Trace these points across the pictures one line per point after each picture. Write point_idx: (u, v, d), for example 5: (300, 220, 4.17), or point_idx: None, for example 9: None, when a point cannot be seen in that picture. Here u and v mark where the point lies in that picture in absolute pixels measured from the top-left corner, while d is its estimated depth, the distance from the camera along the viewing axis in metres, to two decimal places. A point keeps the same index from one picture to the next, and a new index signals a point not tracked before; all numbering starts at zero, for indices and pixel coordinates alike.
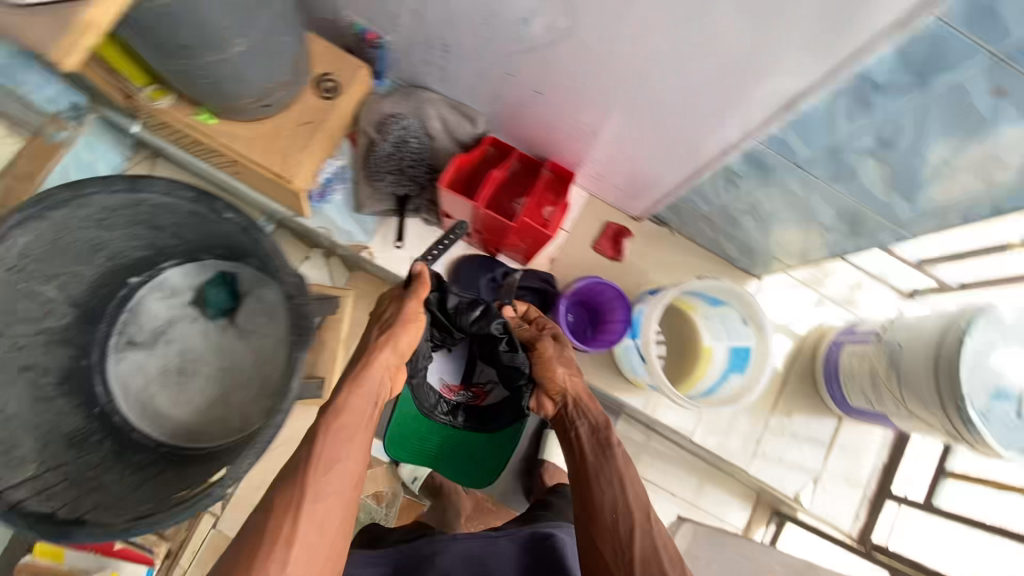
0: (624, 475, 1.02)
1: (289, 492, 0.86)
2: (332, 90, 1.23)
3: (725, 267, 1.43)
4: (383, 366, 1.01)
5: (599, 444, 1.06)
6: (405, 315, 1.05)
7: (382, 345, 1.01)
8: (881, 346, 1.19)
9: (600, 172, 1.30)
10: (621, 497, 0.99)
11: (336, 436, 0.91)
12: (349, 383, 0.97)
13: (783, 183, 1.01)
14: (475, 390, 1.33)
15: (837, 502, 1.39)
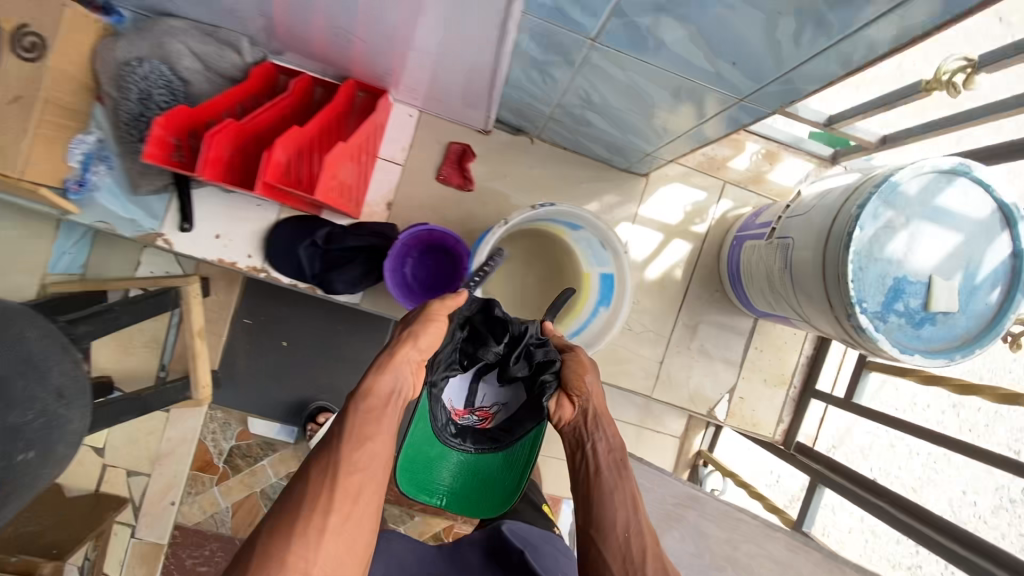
0: (639, 500, 0.78)
1: (329, 463, 0.65)
2: (37, 51, 0.86)
3: (604, 170, 1.19)
4: (407, 361, 0.77)
5: (615, 460, 0.81)
6: (430, 319, 0.82)
7: (402, 343, 0.79)
8: (778, 243, 0.99)
9: (411, 83, 1.02)
10: (636, 522, 0.75)
11: (363, 425, 0.69)
12: (376, 367, 0.75)
13: (594, 65, 0.74)
14: (486, 409, 0.87)
15: (763, 406, 1.27)
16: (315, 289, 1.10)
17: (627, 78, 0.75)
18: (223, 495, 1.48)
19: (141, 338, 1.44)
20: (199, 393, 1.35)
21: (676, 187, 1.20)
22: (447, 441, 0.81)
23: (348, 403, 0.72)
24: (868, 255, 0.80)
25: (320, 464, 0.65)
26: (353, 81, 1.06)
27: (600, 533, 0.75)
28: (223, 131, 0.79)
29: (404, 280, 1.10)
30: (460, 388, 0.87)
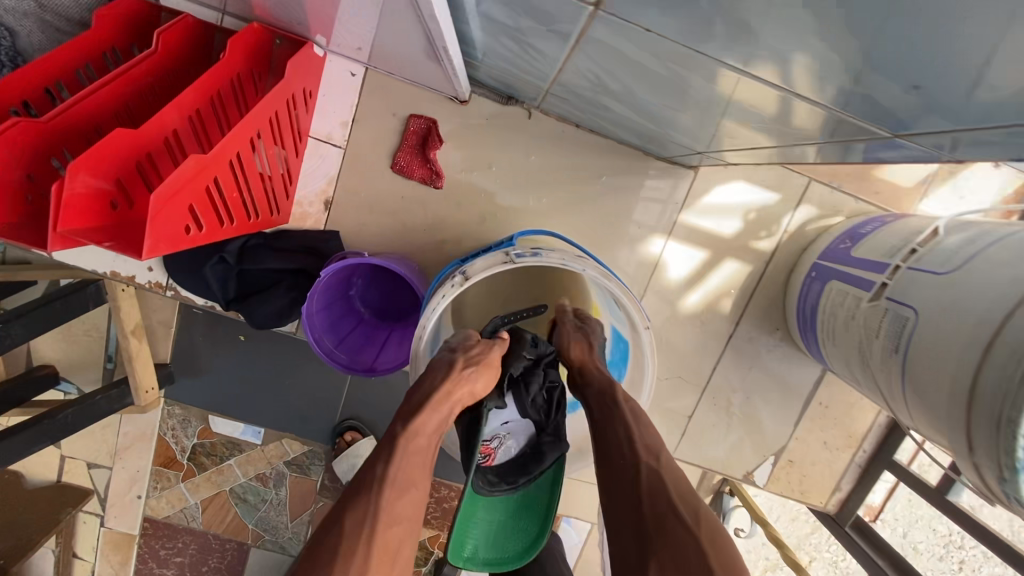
0: (634, 429, 0.60)
1: (367, 514, 0.52)
2: None
3: (634, 159, 0.83)
4: (461, 401, 0.64)
5: (601, 397, 0.65)
6: (491, 356, 0.69)
7: (459, 380, 0.64)
8: (888, 311, 0.64)
9: (345, 32, 0.67)
10: (630, 450, 0.58)
11: (406, 472, 0.57)
12: (434, 401, 0.62)
13: (609, 47, 0.39)
14: (489, 446, 0.73)
15: (822, 467, 0.98)
16: (236, 314, 0.83)
17: (673, 67, 0.40)
18: (190, 491, 1.36)
19: (82, 325, 1.25)
20: (142, 400, 1.16)
21: (737, 186, 0.84)
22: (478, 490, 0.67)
23: (390, 440, 0.59)
24: None
25: (356, 512, 0.52)
26: (258, 25, 0.70)
27: (605, 474, 0.58)
28: None
29: (351, 309, 0.82)
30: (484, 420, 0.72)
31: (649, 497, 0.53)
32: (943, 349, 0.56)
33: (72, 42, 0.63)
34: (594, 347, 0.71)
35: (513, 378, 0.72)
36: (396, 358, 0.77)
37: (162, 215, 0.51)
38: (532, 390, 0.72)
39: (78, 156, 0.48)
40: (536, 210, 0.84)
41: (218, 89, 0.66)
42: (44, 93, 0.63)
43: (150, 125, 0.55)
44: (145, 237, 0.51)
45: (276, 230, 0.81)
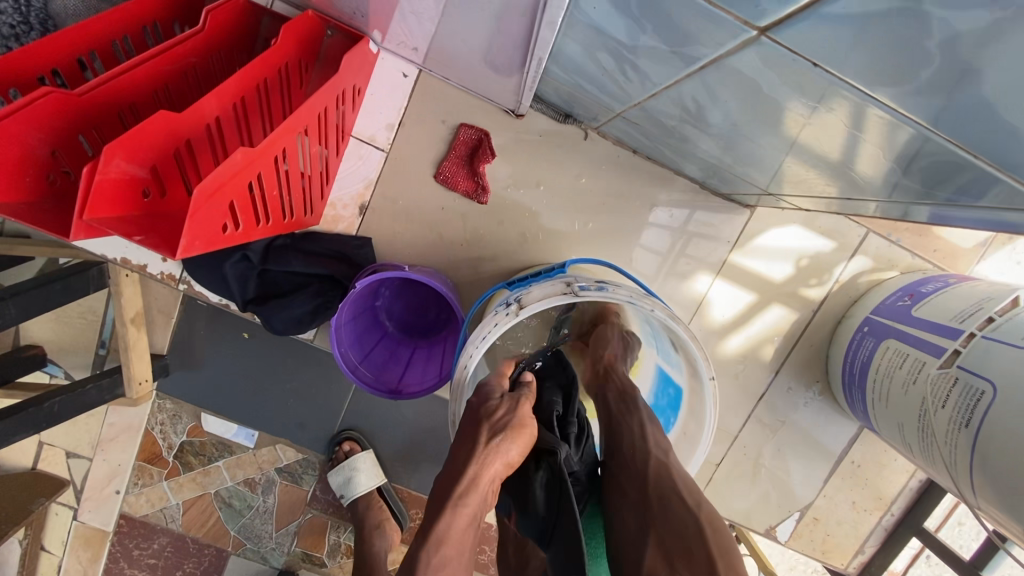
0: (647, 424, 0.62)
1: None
2: None
3: (688, 192, 0.79)
4: (492, 483, 0.53)
5: (621, 396, 0.66)
6: (526, 416, 0.58)
7: (489, 455, 0.53)
8: (957, 379, 0.61)
9: (409, 33, 0.63)
10: (642, 443, 0.60)
11: None
12: (456, 497, 0.51)
13: (735, 74, 0.35)
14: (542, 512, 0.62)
15: (848, 528, 0.94)
16: (252, 316, 0.77)
17: (804, 106, 0.36)
18: (172, 491, 1.29)
19: (76, 306, 1.18)
20: (134, 392, 1.10)
21: (793, 230, 0.80)
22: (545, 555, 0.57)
23: (414, 549, 0.48)
24: None
25: None
26: (312, 13, 0.65)
27: (620, 466, 0.60)
28: (17, 109, 0.43)
29: (376, 323, 0.77)
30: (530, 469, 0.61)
31: (654, 479, 0.56)
32: None
33: (114, 9, 0.58)
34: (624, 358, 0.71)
35: (558, 420, 0.64)
36: (438, 374, 0.72)
37: (200, 212, 0.47)
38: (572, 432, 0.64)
39: (115, 138, 0.43)
40: (579, 233, 0.79)
41: (266, 78, 0.61)
42: (77, 62, 0.58)
43: (192, 111, 0.50)
44: (184, 233, 0.46)
45: (304, 231, 0.76)
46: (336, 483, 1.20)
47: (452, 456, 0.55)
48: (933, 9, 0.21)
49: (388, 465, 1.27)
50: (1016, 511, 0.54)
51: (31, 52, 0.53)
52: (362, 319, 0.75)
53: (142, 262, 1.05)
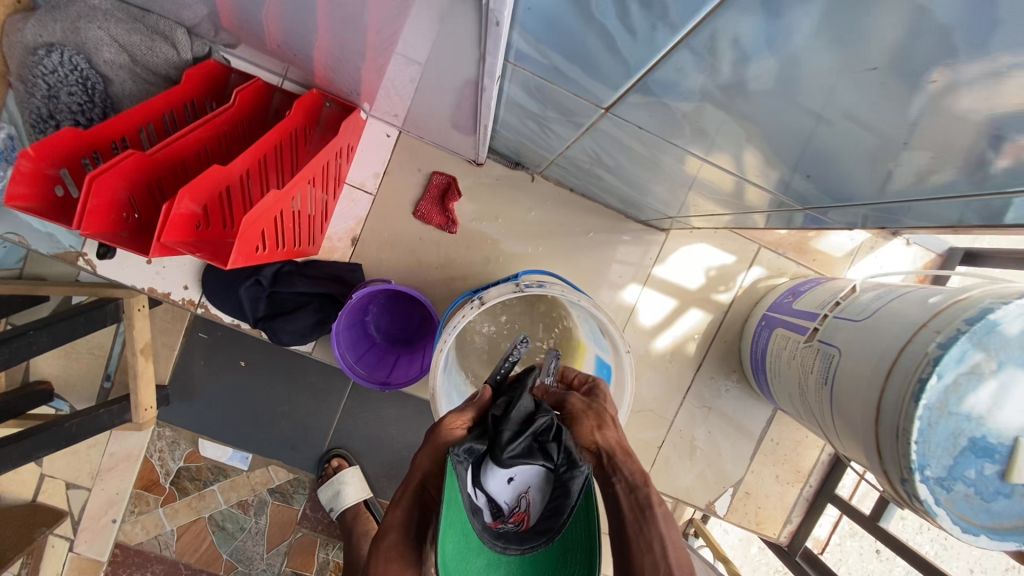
0: (669, 546, 0.58)
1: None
2: None
3: (617, 220, 0.99)
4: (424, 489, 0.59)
5: (637, 502, 0.61)
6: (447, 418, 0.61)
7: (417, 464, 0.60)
8: (815, 348, 0.80)
9: (392, 104, 0.83)
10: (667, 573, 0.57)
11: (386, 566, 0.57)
12: (393, 499, 0.61)
13: (604, 131, 0.55)
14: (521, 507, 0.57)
15: (775, 500, 1.10)
16: (259, 332, 0.92)
17: (653, 150, 0.55)
18: (168, 517, 1.36)
19: (85, 343, 1.30)
20: (140, 417, 1.19)
21: (702, 248, 1.00)
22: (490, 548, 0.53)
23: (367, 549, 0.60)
24: (942, 408, 0.61)
25: None
26: (316, 90, 0.85)
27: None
28: (116, 167, 0.60)
29: (364, 334, 0.92)
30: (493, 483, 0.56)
31: None
32: (857, 377, 0.71)
33: (167, 92, 0.77)
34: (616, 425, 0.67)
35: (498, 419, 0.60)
36: (419, 372, 0.87)
37: (243, 238, 0.64)
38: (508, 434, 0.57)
39: (186, 185, 0.61)
40: (531, 255, 0.98)
41: (282, 140, 0.79)
42: (139, 132, 0.76)
43: (234, 164, 0.68)
44: (232, 252, 0.63)
45: (305, 260, 0.92)
46: (326, 498, 1.30)
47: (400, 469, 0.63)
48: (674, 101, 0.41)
49: (374, 480, 1.38)
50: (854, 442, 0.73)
51: (113, 126, 0.70)
52: (353, 331, 0.90)
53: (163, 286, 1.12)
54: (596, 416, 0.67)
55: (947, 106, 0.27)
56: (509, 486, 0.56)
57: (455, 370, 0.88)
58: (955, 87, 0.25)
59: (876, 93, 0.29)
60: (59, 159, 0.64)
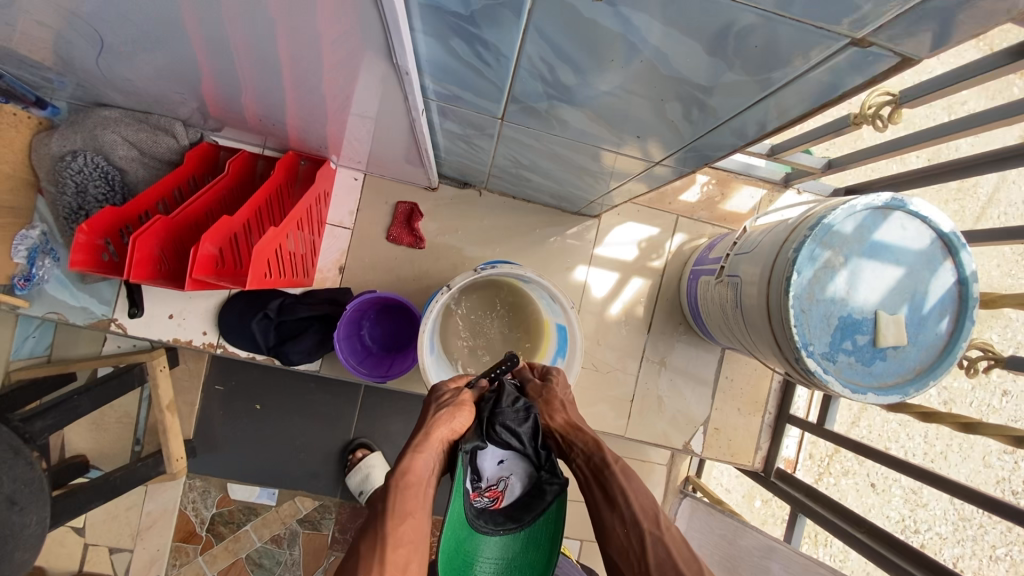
0: (630, 493, 0.74)
1: (375, 539, 0.62)
2: None
3: (556, 215, 1.19)
4: (441, 440, 0.74)
5: (595, 465, 0.78)
6: (463, 399, 0.80)
7: (436, 422, 0.76)
8: (726, 282, 0.99)
9: (354, 153, 1.03)
10: (630, 513, 0.72)
11: (406, 499, 0.67)
12: (414, 444, 0.73)
13: (509, 134, 0.75)
14: (495, 488, 0.73)
15: (742, 430, 1.25)
16: (273, 360, 1.08)
17: (548, 143, 0.75)
18: (208, 564, 1.47)
19: (113, 413, 1.43)
20: (173, 467, 1.35)
21: (631, 226, 1.20)
22: (474, 524, 0.67)
23: (387, 483, 0.68)
24: (810, 297, 0.80)
25: (368, 538, 0.62)
26: (292, 153, 1.05)
27: (606, 539, 0.72)
28: (150, 229, 0.78)
29: (362, 344, 1.08)
30: (482, 459, 0.74)
31: (637, 527, 0.71)
32: (751, 294, 0.89)
33: (175, 171, 0.96)
34: (567, 406, 0.86)
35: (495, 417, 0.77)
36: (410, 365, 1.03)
37: (254, 267, 0.82)
38: (505, 429, 0.75)
39: (205, 233, 0.79)
40: (490, 256, 1.17)
41: (272, 193, 0.99)
42: (159, 205, 0.95)
43: (238, 214, 0.87)
44: (248, 277, 0.81)
45: (302, 291, 1.10)
46: (355, 484, 1.37)
47: (415, 424, 0.77)
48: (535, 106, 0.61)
49: None
50: (763, 348, 0.91)
51: (140, 200, 0.89)
52: (352, 344, 1.07)
53: (169, 313, 1.09)
54: (549, 402, 0.86)
55: (663, 75, 0.46)
56: (496, 469, 0.74)
57: (442, 357, 1.04)
58: (675, 54, 0.42)
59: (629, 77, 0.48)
60: (101, 232, 0.81)
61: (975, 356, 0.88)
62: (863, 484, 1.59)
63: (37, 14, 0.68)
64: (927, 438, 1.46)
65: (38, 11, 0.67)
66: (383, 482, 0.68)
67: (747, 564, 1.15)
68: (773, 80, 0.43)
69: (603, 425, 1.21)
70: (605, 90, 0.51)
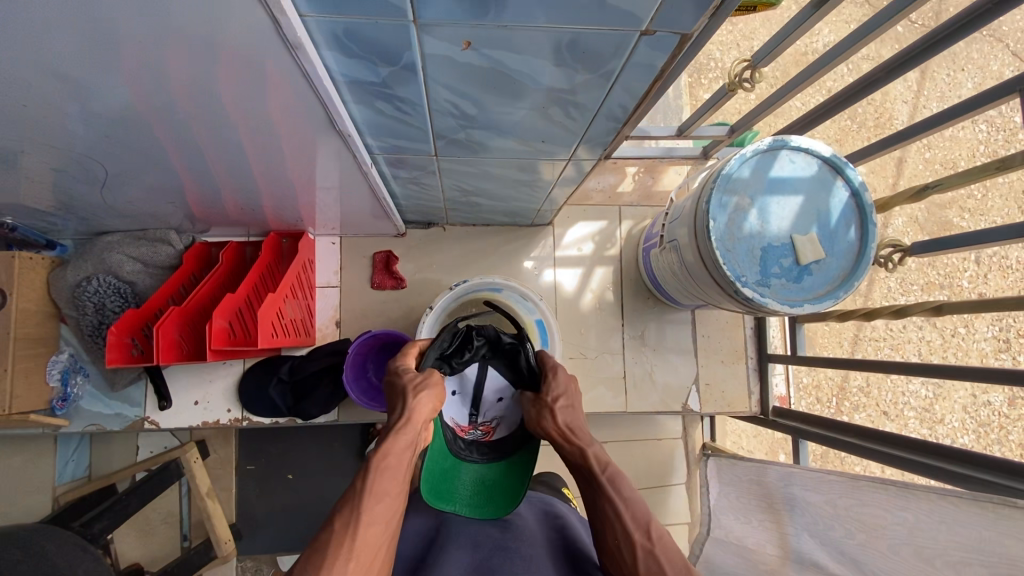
0: (621, 506, 0.73)
1: (352, 517, 0.67)
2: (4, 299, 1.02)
3: (515, 230, 1.34)
4: (421, 423, 0.78)
5: (585, 477, 0.78)
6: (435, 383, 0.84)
7: (416, 406, 0.79)
8: (668, 247, 1.13)
9: (327, 221, 1.19)
10: (620, 531, 0.72)
11: (386, 482, 0.71)
12: (397, 427, 0.76)
13: (447, 167, 0.90)
14: (488, 423, 0.95)
15: (733, 379, 1.36)
16: (295, 419, 1.20)
17: (480, 167, 0.90)
18: None
19: (157, 516, 1.51)
20: (224, 549, 1.41)
21: (581, 225, 1.36)
22: (458, 452, 0.92)
23: (366, 463, 0.72)
24: (731, 238, 0.93)
25: (344, 515, 0.67)
26: (274, 234, 1.20)
27: (605, 555, 0.73)
28: (170, 318, 0.92)
29: (370, 383, 1.20)
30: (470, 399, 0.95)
31: (627, 549, 0.71)
32: (688, 251, 1.03)
33: (177, 271, 1.11)
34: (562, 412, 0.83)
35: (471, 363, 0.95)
36: None
37: (263, 327, 0.95)
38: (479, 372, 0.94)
39: (217, 309, 0.92)
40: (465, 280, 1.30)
41: (265, 271, 1.13)
42: (171, 301, 1.10)
43: (239, 290, 1.01)
44: (259, 338, 0.94)
45: (308, 350, 1.22)
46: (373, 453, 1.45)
47: (394, 408, 0.80)
48: (455, 140, 0.76)
49: None
50: (711, 293, 1.04)
51: (156, 298, 1.03)
52: (362, 385, 1.18)
53: (194, 401, 1.20)
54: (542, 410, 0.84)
55: (534, 92, 0.61)
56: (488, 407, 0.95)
57: None
58: (531, 75, 0.57)
59: (512, 100, 0.63)
60: (128, 332, 0.96)
61: (890, 253, 1.02)
62: (876, 413, 1.66)
63: (47, 167, 0.84)
64: (923, 355, 1.63)
65: (49, 165, 0.83)
66: (361, 463, 0.72)
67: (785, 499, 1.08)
68: (611, 71, 0.57)
69: (605, 405, 1.31)
70: (502, 111, 0.66)
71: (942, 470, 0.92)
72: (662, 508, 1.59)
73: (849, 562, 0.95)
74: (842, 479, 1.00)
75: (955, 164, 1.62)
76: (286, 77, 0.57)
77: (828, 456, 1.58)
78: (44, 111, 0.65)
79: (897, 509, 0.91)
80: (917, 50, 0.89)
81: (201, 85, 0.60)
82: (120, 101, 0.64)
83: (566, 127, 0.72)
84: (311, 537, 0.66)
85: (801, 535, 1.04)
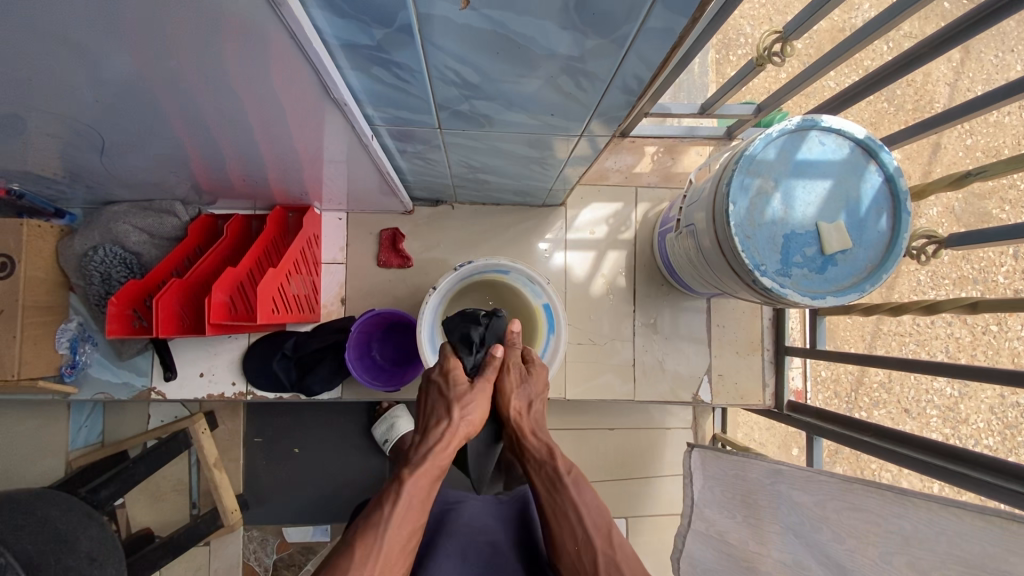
0: (581, 507, 0.85)
1: (378, 537, 0.74)
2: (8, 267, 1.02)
3: (526, 210, 1.30)
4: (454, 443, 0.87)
5: (549, 478, 0.89)
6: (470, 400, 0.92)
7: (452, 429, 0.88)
8: (684, 231, 1.08)
9: (333, 197, 1.16)
10: (580, 533, 0.83)
11: (412, 508, 0.78)
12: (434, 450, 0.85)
13: (454, 141, 0.87)
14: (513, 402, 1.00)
15: (746, 370, 1.31)
16: (299, 395, 1.19)
17: (484, 142, 0.86)
18: None
19: (167, 483, 1.54)
20: (230, 518, 1.43)
21: (595, 207, 1.31)
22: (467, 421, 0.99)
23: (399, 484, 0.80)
24: (752, 224, 0.88)
25: (369, 535, 0.74)
26: (280, 208, 1.18)
27: (558, 553, 0.83)
28: (170, 291, 0.91)
29: (373, 362, 1.19)
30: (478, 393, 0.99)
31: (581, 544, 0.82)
32: (704, 236, 0.98)
33: (182, 242, 1.11)
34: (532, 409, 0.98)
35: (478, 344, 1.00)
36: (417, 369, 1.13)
37: (264, 300, 0.93)
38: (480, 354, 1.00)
39: (216, 282, 0.91)
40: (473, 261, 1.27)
41: (269, 244, 1.12)
42: (175, 273, 1.09)
43: (240, 264, 0.99)
44: (258, 312, 0.93)
45: (313, 327, 1.21)
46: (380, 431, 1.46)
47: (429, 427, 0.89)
48: (459, 111, 0.72)
49: None
50: (726, 281, 0.99)
51: (159, 270, 1.03)
52: (366, 364, 1.17)
53: (201, 373, 1.21)
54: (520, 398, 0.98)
55: (536, 58, 0.56)
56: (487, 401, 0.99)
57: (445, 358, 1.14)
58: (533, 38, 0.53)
59: (516, 68, 0.59)
60: (131, 304, 0.96)
61: (922, 244, 0.96)
62: (896, 411, 1.59)
63: (46, 135, 0.82)
64: (951, 354, 1.55)
65: (46, 132, 0.81)
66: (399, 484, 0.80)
67: (759, 493, 1.08)
68: (625, 36, 0.52)
69: (613, 393, 1.28)
70: (507, 81, 0.62)
71: (966, 477, 0.86)
72: (668, 498, 1.56)
73: (834, 565, 0.91)
74: (832, 480, 0.96)
75: (999, 152, 1.52)
76: (280, 42, 0.54)
77: (845, 454, 1.53)
78: (42, 77, 0.63)
79: (891, 517, 0.86)
80: (967, 23, 0.80)
81: (190, 54, 0.57)
82: (120, 69, 0.61)
83: (574, 100, 0.67)
84: (341, 546, 0.74)
85: (786, 535, 1.00)
